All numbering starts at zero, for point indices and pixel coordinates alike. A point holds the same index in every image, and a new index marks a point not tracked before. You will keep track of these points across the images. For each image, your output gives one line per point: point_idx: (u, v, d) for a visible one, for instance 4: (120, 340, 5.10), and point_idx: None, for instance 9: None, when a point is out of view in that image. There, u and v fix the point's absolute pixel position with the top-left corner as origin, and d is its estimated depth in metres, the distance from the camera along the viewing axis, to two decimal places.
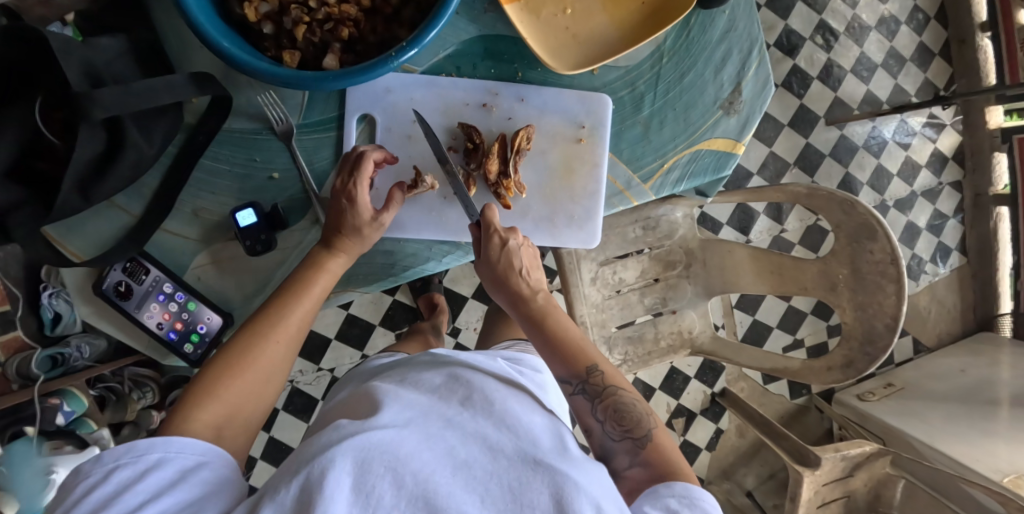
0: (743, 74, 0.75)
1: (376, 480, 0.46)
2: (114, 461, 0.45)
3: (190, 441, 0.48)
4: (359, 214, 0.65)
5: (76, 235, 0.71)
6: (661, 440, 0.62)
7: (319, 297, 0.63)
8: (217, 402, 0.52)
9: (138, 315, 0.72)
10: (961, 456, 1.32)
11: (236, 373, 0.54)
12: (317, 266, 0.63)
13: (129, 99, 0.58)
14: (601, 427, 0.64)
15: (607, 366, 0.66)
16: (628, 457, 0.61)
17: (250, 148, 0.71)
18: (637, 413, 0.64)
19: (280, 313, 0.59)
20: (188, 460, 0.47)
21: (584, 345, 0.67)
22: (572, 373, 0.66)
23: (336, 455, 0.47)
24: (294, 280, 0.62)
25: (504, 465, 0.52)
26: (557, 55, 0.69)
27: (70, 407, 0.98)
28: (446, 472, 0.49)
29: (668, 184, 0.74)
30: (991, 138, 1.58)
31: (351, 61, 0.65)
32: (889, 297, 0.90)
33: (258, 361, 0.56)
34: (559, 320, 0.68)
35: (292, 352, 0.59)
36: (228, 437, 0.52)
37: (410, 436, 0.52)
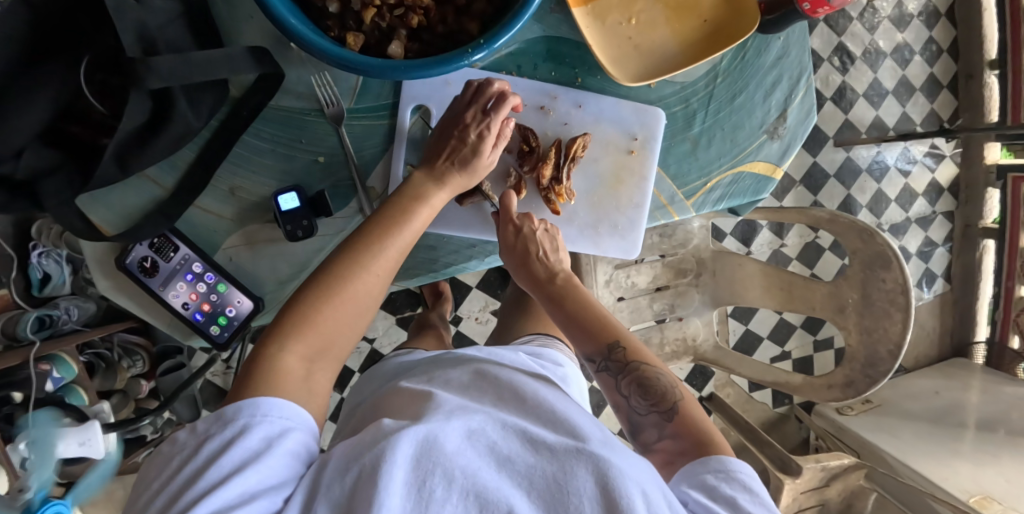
0: (790, 101, 0.77)
1: (432, 478, 0.44)
2: (204, 430, 0.46)
3: (277, 403, 0.48)
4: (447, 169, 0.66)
5: (103, 206, 0.69)
6: (689, 411, 0.59)
7: (416, 232, 0.62)
8: (314, 333, 0.53)
9: (163, 293, 0.70)
10: (931, 474, 1.39)
11: (330, 299, 0.55)
12: (413, 204, 0.63)
13: (188, 69, 0.54)
14: (627, 402, 0.62)
15: (630, 340, 0.63)
16: (656, 431, 0.59)
17: (297, 129, 0.69)
18: (664, 385, 0.61)
19: (375, 245, 0.59)
20: (274, 428, 0.46)
21: (607, 320, 0.65)
22: (595, 350, 0.64)
23: (391, 449, 0.45)
24: (388, 210, 0.62)
25: (546, 458, 0.47)
26: (619, 65, 0.69)
27: (60, 373, 0.94)
28: (490, 469, 0.46)
29: (709, 202, 0.76)
30: (986, 173, 1.64)
31: (416, 50, 0.64)
32: (895, 325, 0.93)
33: (356, 290, 0.56)
34: (581, 297, 0.67)
35: (384, 282, 0.59)
36: (319, 370, 0.53)
37: (455, 430, 0.49)
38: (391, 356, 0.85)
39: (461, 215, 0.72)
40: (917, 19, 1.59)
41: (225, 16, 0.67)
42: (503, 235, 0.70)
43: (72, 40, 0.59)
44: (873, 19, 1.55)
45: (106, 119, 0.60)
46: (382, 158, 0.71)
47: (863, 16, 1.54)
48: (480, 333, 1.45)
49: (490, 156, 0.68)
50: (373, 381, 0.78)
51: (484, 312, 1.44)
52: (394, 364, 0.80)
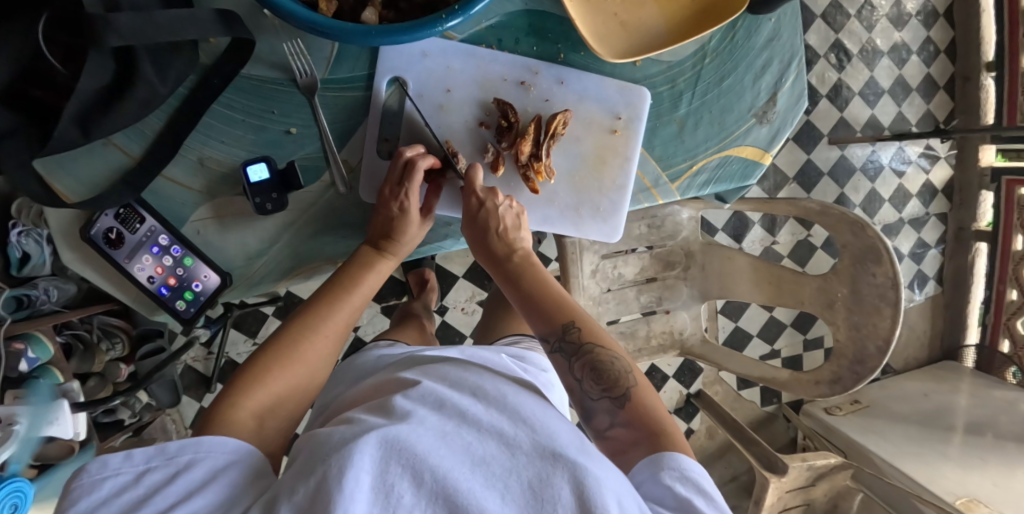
0: (780, 85, 0.75)
1: (398, 483, 0.43)
2: (145, 462, 0.46)
3: (220, 439, 0.48)
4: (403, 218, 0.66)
5: (66, 173, 0.66)
6: (643, 400, 0.55)
7: (367, 297, 0.65)
8: (265, 391, 0.54)
9: (128, 266, 0.68)
10: (918, 475, 1.38)
11: (283, 363, 0.57)
12: (366, 264, 0.65)
13: (150, 28, 0.52)
14: (580, 386, 0.58)
15: (587, 322, 0.60)
16: (608, 417, 0.56)
17: (269, 99, 0.67)
18: (619, 370, 0.57)
19: (328, 310, 0.61)
20: (219, 461, 0.47)
21: (564, 300, 0.62)
22: (548, 329, 0.60)
23: (358, 451, 0.44)
24: (340, 275, 0.64)
25: (522, 462, 0.45)
26: (603, 41, 0.67)
27: (35, 354, 0.91)
28: (465, 468, 0.44)
29: (694, 186, 0.74)
30: (980, 176, 1.63)
31: (392, 18, 0.62)
32: (884, 320, 0.91)
33: (306, 356, 0.58)
34: (538, 275, 0.65)
35: (337, 348, 0.61)
36: (269, 427, 0.53)
37: (427, 432, 0.47)
38: (368, 349, 0.82)
39: (436, 195, 0.70)
40: (915, 18, 1.57)
41: None
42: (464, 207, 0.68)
43: None
44: (871, 16, 1.54)
45: (67, 80, 0.58)
46: (358, 130, 0.69)
47: (861, 13, 1.53)
48: (466, 324, 1.43)
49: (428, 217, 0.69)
50: (347, 374, 0.75)
51: (470, 303, 1.42)
52: (371, 355, 0.78)
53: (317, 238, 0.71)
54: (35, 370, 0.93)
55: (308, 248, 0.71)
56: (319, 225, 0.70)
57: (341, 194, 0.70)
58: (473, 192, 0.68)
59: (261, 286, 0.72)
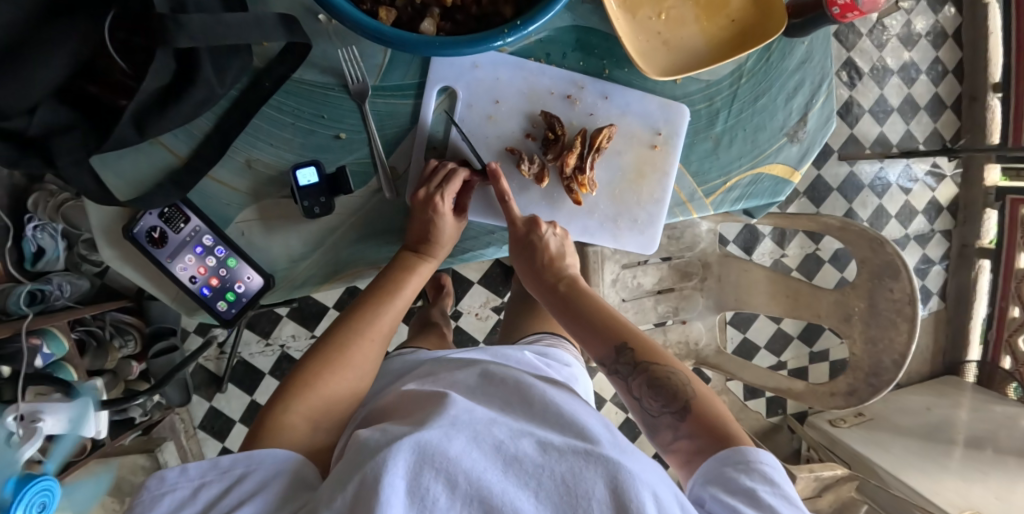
0: (811, 105, 0.77)
1: (433, 485, 0.43)
2: (200, 476, 0.45)
3: (270, 449, 0.48)
4: (442, 225, 0.68)
5: (111, 172, 0.67)
6: (702, 408, 0.57)
7: (408, 300, 0.65)
8: (314, 395, 0.54)
9: (170, 265, 0.68)
10: (921, 487, 1.41)
11: (333, 368, 0.57)
12: (408, 269, 0.66)
13: (217, 30, 0.54)
14: (640, 404, 0.60)
15: (641, 339, 0.62)
16: (670, 432, 0.58)
17: (320, 103, 0.68)
18: (676, 382, 0.59)
19: (374, 312, 0.62)
20: (270, 471, 0.46)
21: (615, 319, 0.65)
22: (603, 354, 0.63)
23: (388, 458, 0.44)
24: (385, 278, 0.65)
25: (555, 459, 0.46)
26: (648, 58, 0.69)
27: (51, 349, 0.92)
28: (497, 470, 0.45)
29: (727, 201, 0.76)
30: (985, 195, 1.67)
31: (448, 29, 0.63)
32: (901, 334, 0.94)
33: (354, 358, 0.58)
34: (588, 299, 0.67)
35: (382, 352, 0.62)
36: (323, 428, 0.53)
37: (459, 434, 0.48)
38: (398, 355, 0.82)
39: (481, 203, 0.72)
40: (924, 38, 1.61)
41: None
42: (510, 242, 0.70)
43: None
44: (882, 36, 1.57)
45: (126, 77, 0.60)
46: (406, 137, 0.70)
47: (872, 33, 1.56)
48: (479, 329, 1.44)
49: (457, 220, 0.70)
50: (382, 376, 0.76)
51: (484, 308, 1.43)
52: (400, 361, 0.78)
53: (360, 243, 0.72)
54: (48, 366, 0.93)
55: (351, 253, 0.72)
56: (363, 229, 0.72)
57: (387, 199, 0.71)
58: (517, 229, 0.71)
59: (302, 289, 0.73)
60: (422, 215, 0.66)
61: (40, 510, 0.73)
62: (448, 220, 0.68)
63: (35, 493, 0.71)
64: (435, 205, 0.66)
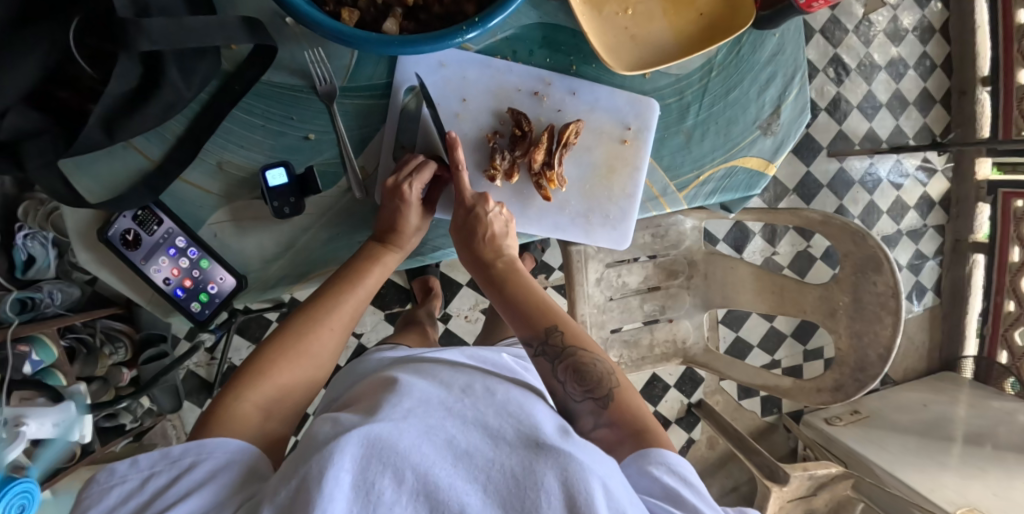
0: (784, 97, 0.77)
1: (379, 478, 0.42)
2: (150, 466, 0.46)
3: (224, 439, 0.48)
4: (409, 213, 0.67)
5: (85, 175, 0.67)
6: (623, 399, 0.56)
7: (373, 289, 0.66)
8: (268, 384, 0.55)
9: (144, 268, 0.68)
10: (917, 484, 1.40)
11: (290, 356, 0.57)
12: (374, 258, 0.66)
13: (180, 34, 0.54)
14: (563, 389, 0.58)
15: (569, 324, 0.61)
16: (592, 418, 0.56)
17: (289, 105, 0.68)
18: (602, 372, 0.57)
19: (332, 302, 0.62)
20: (220, 461, 0.46)
21: (547, 305, 0.63)
22: (532, 334, 0.61)
23: (336, 450, 0.43)
24: (348, 269, 0.65)
25: (506, 453, 0.46)
26: (615, 54, 0.69)
27: (39, 356, 0.92)
28: (446, 463, 0.45)
29: (701, 195, 0.76)
30: (977, 188, 1.66)
31: (411, 29, 0.64)
32: (885, 328, 0.93)
33: (312, 348, 0.59)
34: (521, 281, 0.65)
35: (339, 343, 0.62)
36: (275, 419, 0.54)
37: (410, 427, 0.47)
38: (371, 352, 0.82)
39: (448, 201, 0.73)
40: (912, 33, 1.61)
41: None
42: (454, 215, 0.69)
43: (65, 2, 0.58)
44: (869, 32, 1.57)
45: (94, 82, 0.60)
46: (375, 137, 0.71)
47: (858, 29, 1.56)
48: (469, 332, 1.44)
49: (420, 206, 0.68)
50: (349, 376, 0.76)
51: (473, 311, 1.43)
52: (372, 358, 0.78)
53: (333, 241, 0.72)
54: (37, 374, 0.93)
55: (323, 252, 0.72)
56: (335, 229, 0.72)
57: (357, 199, 0.71)
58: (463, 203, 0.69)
59: (274, 290, 0.73)
60: (390, 206, 0.67)
61: (21, 511, 0.74)
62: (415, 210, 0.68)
63: (16, 494, 0.72)
64: (403, 192, 0.66)
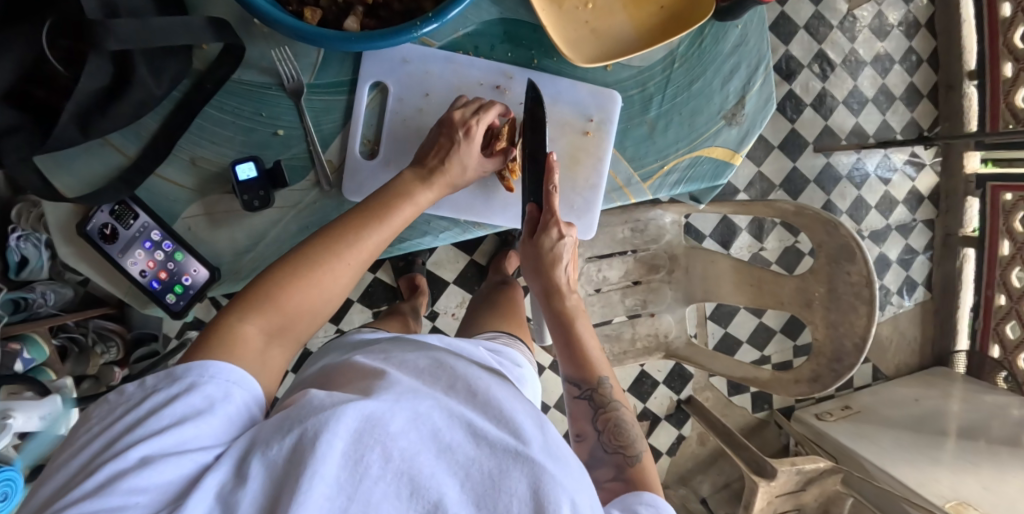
0: (748, 88, 0.78)
1: (369, 455, 0.43)
2: (154, 384, 0.46)
3: (227, 367, 0.48)
4: (464, 150, 0.68)
5: (65, 172, 0.69)
6: (649, 465, 0.59)
7: (398, 226, 0.63)
8: (276, 312, 0.54)
9: (122, 260, 0.71)
10: (907, 478, 1.39)
11: (300, 282, 0.55)
12: (400, 194, 0.64)
13: (147, 33, 0.56)
14: (597, 437, 0.63)
15: (616, 385, 0.66)
16: (612, 471, 0.59)
17: (257, 102, 0.70)
18: (631, 434, 0.62)
19: (357, 232, 0.60)
20: (219, 388, 0.47)
21: (600, 359, 0.68)
22: (584, 379, 0.66)
23: (332, 418, 0.43)
24: (374, 202, 0.63)
25: (486, 453, 0.46)
26: (575, 47, 0.71)
27: (31, 354, 0.95)
28: (431, 453, 0.45)
29: (666, 186, 0.78)
30: (966, 182, 1.65)
31: (372, 26, 0.66)
32: (861, 318, 0.94)
33: (325, 276, 0.57)
34: (583, 325, 0.70)
35: (355, 276, 0.60)
36: (274, 348, 0.54)
37: (404, 408, 0.47)
38: (352, 333, 0.83)
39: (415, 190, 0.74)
40: (897, 29, 1.61)
41: None
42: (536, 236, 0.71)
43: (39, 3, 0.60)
44: (853, 28, 1.58)
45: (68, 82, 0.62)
46: (341, 132, 0.72)
47: (843, 25, 1.57)
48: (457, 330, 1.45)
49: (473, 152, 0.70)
50: (327, 352, 0.77)
51: (461, 308, 1.44)
52: (352, 337, 0.79)
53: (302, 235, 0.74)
54: (30, 372, 0.96)
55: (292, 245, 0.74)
56: (305, 223, 0.73)
57: (326, 193, 0.73)
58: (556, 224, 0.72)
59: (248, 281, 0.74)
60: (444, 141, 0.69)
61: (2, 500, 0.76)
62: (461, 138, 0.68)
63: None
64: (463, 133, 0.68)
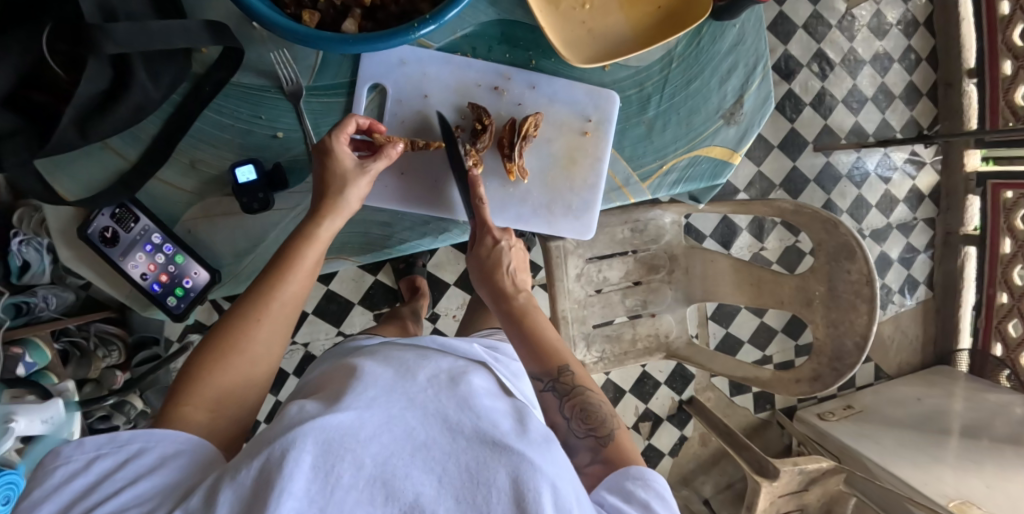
0: (746, 88, 0.78)
1: (339, 467, 0.43)
2: (96, 449, 0.47)
3: (170, 431, 0.49)
4: (337, 164, 0.66)
5: (65, 174, 0.70)
6: (623, 441, 0.60)
7: (312, 268, 0.62)
8: (207, 387, 0.53)
9: (122, 263, 0.71)
10: (910, 477, 1.39)
11: (224, 355, 0.54)
12: (312, 236, 0.62)
13: (144, 37, 0.56)
14: (567, 425, 0.63)
15: (578, 367, 0.67)
16: (590, 455, 0.60)
17: (256, 104, 0.71)
18: (604, 414, 0.63)
19: (268, 287, 0.58)
20: (169, 449, 0.48)
21: (558, 345, 0.68)
22: (544, 370, 0.66)
23: (299, 436, 0.44)
24: (284, 252, 0.62)
25: (462, 446, 0.47)
26: (572, 48, 0.71)
27: (33, 359, 0.94)
28: (405, 453, 0.46)
29: (665, 185, 0.78)
30: (967, 180, 1.65)
31: (369, 28, 0.66)
32: (861, 316, 0.93)
33: (246, 341, 0.55)
34: (536, 319, 0.71)
35: (280, 326, 0.58)
36: (223, 417, 0.53)
37: (372, 417, 0.48)
38: (351, 338, 0.83)
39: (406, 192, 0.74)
40: (896, 27, 1.61)
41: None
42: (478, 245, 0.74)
43: (38, 8, 0.60)
44: (852, 27, 1.58)
45: (67, 86, 0.62)
46: None
47: (842, 24, 1.57)
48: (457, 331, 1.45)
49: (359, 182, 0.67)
50: (327, 359, 0.76)
51: (461, 310, 1.44)
52: (352, 343, 0.79)
53: None
54: (32, 376, 0.96)
55: None
56: None
57: None
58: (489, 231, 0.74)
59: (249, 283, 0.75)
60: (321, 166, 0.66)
61: None
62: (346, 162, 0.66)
63: None
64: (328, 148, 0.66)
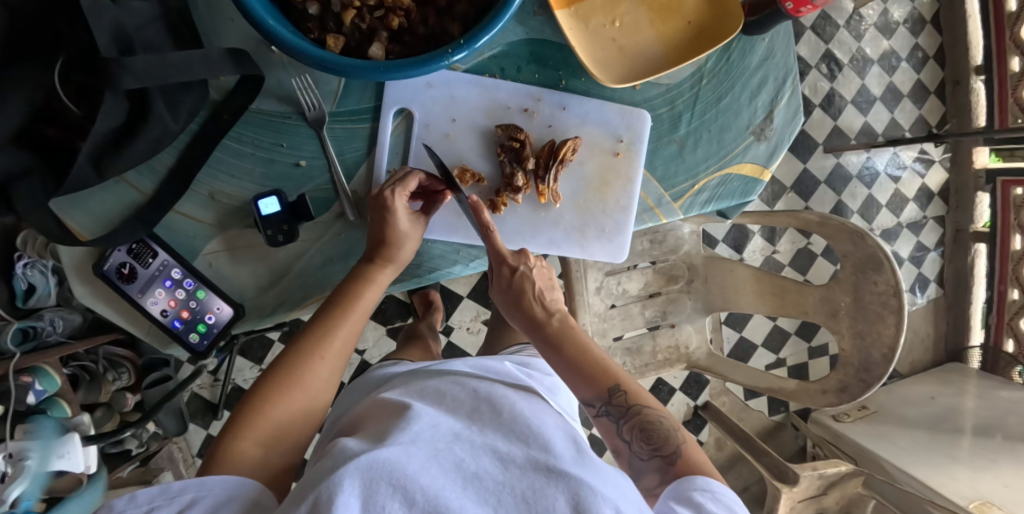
0: (776, 102, 0.76)
1: (387, 503, 0.40)
2: (148, 502, 0.45)
3: (220, 476, 0.48)
4: (397, 222, 0.67)
5: (79, 211, 0.66)
6: (691, 455, 0.58)
7: (365, 310, 0.65)
8: (263, 421, 0.54)
9: (141, 300, 0.68)
10: (928, 478, 1.38)
11: (285, 391, 0.56)
12: (365, 278, 0.65)
13: (166, 69, 0.53)
14: (630, 447, 0.61)
15: (630, 383, 0.62)
16: (658, 476, 0.58)
17: (278, 132, 0.68)
18: (666, 429, 0.60)
19: (325, 329, 0.61)
20: (220, 497, 0.46)
21: (604, 362, 0.63)
22: (595, 394, 0.61)
23: (345, 475, 0.41)
24: (339, 293, 0.64)
25: (516, 474, 0.45)
26: (604, 67, 0.69)
27: (43, 386, 0.88)
28: (456, 486, 0.43)
29: (697, 204, 0.76)
30: (976, 178, 1.65)
31: (397, 51, 0.64)
32: (889, 327, 0.92)
33: (305, 376, 0.58)
34: (578, 340, 0.64)
35: (338, 367, 0.61)
36: (275, 452, 0.54)
37: (418, 450, 0.45)
38: (376, 365, 0.81)
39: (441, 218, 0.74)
40: (903, 26, 1.60)
41: (205, 22, 0.66)
42: (496, 276, 0.68)
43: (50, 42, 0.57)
44: (860, 26, 1.56)
45: (82, 121, 0.59)
46: (366, 160, 0.71)
47: (849, 24, 1.55)
48: (471, 344, 1.43)
49: (411, 240, 0.69)
50: (353, 392, 0.75)
51: (475, 322, 1.42)
52: (378, 373, 0.77)
53: (327, 267, 0.72)
54: (42, 402, 0.91)
55: (318, 277, 0.71)
56: (328, 253, 0.71)
57: (351, 223, 0.71)
58: (504, 260, 0.67)
59: (273, 316, 0.72)
60: (375, 215, 0.67)
61: None
62: (404, 218, 0.68)
63: None
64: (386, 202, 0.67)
